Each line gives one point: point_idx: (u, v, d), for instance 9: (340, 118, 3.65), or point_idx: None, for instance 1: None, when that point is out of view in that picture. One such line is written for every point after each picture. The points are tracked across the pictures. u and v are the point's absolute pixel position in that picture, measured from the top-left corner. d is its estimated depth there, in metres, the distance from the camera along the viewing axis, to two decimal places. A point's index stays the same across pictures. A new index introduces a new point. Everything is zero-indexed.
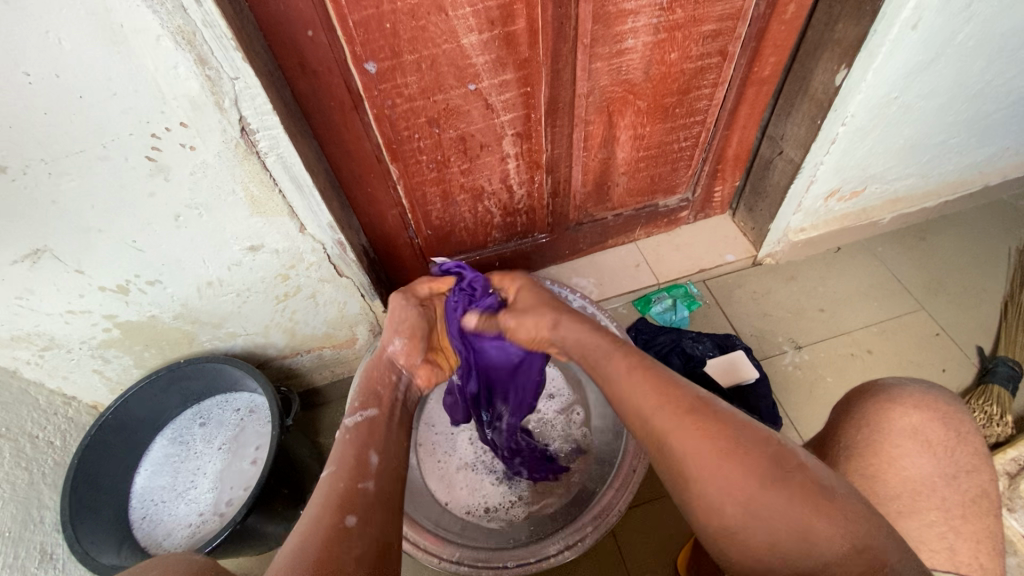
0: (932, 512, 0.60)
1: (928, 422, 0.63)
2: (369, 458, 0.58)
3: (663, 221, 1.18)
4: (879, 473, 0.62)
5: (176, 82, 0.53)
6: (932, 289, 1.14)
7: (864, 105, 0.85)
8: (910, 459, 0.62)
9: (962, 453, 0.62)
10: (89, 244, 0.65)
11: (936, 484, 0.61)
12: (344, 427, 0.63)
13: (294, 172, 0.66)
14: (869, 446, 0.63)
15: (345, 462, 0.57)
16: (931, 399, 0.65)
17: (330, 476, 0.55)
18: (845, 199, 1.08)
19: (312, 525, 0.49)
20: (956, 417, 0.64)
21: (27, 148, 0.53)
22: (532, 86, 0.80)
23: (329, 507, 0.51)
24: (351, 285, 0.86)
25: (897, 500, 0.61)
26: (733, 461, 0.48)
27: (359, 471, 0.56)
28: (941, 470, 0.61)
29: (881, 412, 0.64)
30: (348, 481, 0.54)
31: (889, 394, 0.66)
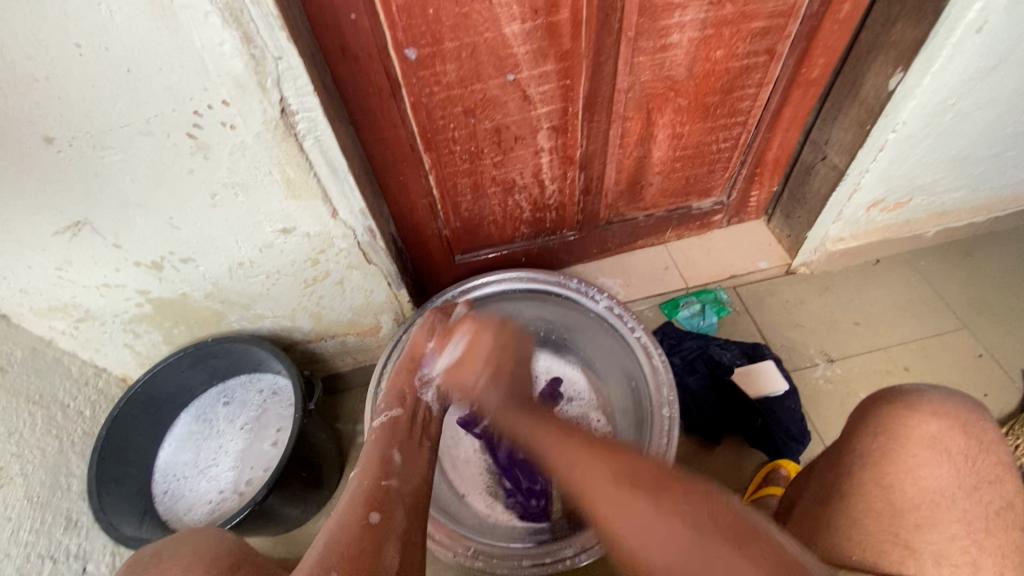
0: (953, 526, 0.56)
1: (949, 431, 0.60)
2: (392, 454, 0.62)
3: (696, 223, 1.16)
4: (895, 483, 0.59)
5: (220, 60, 0.53)
6: (977, 308, 1.10)
7: (918, 111, 0.82)
8: (928, 469, 0.58)
9: (985, 463, 0.59)
10: (127, 219, 0.66)
11: (956, 495, 0.57)
12: (372, 428, 0.68)
13: (330, 156, 0.66)
14: (885, 456, 0.60)
15: (370, 461, 0.61)
16: (951, 407, 0.62)
17: (356, 476, 0.59)
18: (889, 210, 1.04)
19: (340, 521, 0.52)
20: (974, 425, 0.61)
21: (74, 121, 0.54)
22: (572, 79, 0.78)
23: (356, 504, 0.54)
24: (379, 273, 0.86)
25: (914, 512, 0.57)
26: (625, 483, 0.52)
27: (383, 470, 0.59)
28: (961, 481, 0.58)
29: (901, 421, 0.61)
30: (371, 478, 0.58)
31: (907, 402, 0.63)
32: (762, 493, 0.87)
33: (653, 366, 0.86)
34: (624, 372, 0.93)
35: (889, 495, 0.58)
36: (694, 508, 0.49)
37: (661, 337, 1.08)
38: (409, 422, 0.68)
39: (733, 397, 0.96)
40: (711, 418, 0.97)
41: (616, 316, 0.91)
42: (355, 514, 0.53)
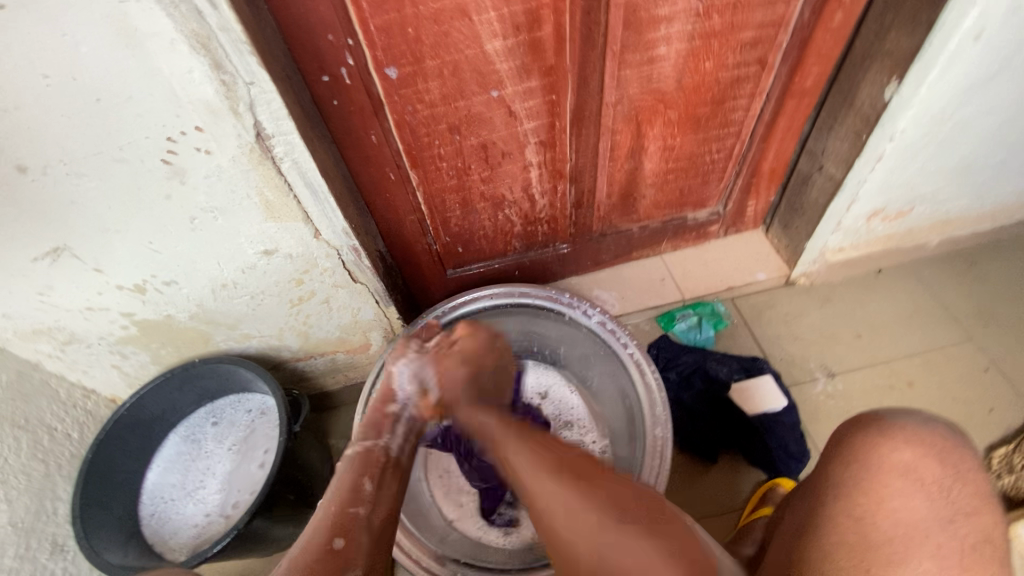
0: (924, 563, 0.54)
1: (922, 460, 0.57)
2: (362, 482, 0.59)
3: (692, 234, 1.14)
4: (868, 517, 0.56)
5: (191, 87, 0.52)
6: (982, 319, 1.07)
7: (915, 121, 0.79)
8: (902, 500, 0.56)
9: (962, 493, 0.56)
10: (106, 244, 0.65)
11: (930, 530, 0.55)
12: (344, 456, 0.64)
13: (309, 178, 0.65)
14: (859, 487, 0.57)
15: (339, 488, 0.58)
16: (925, 434, 0.59)
17: (325, 501, 0.57)
18: (889, 219, 1.01)
19: (301, 550, 0.51)
20: (950, 453, 0.58)
21: (46, 149, 0.54)
22: (557, 94, 0.77)
23: (322, 532, 0.53)
24: (365, 291, 0.85)
25: (888, 545, 0.55)
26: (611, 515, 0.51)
27: (352, 496, 0.57)
28: (933, 512, 0.55)
29: (871, 449, 0.58)
30: (340, 506, 0.56)
31: (880, 427, 0.60)
32: (756, 514, 0.85)
33: (648, 384, 0.84)
34: (618, 388, 0.91)
35: (861, 528, 0.55)
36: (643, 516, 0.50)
37: (656, 352, 1.06)
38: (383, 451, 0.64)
39: (728, 413, 0.94)
40: (707, 436, 0.94)
41: (607, 332, 0.90)
42: (319, 539, 0.52)
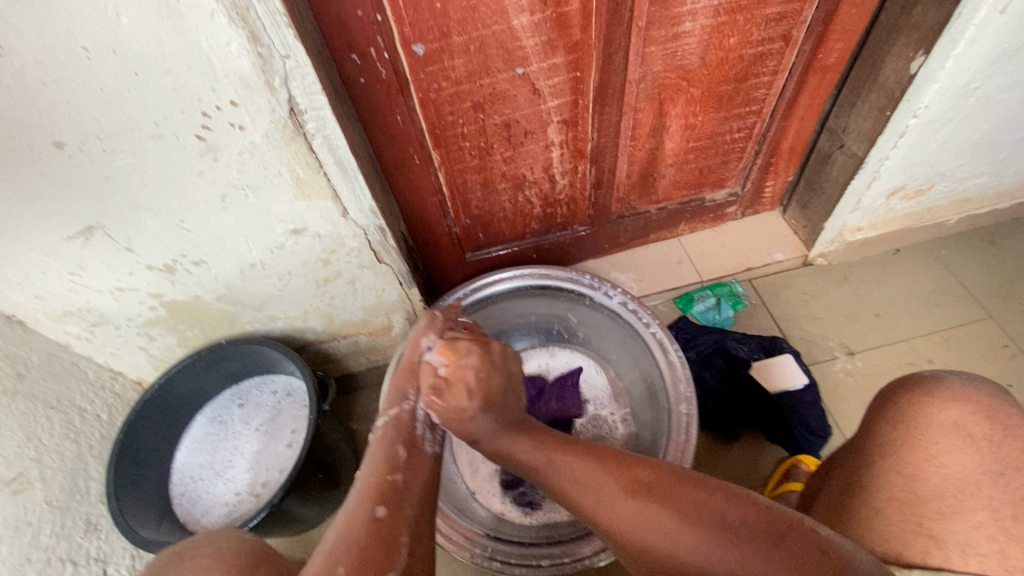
0: (979, 513, 0.53)
1: (970, 415, 0.58)
2: (396, 449, 0.61)
3: (709, 216, 1.14)
4: (918, 472, 0.57)
5: (228, 60, 0.52)
6: (1001, 296, 1.07)
7: (940, 96, 0.79)
8: (951, 456, 0.56)
9: (1012, 450, 0.55)
10: (139, 223, 0.66)
11: (982, 483, 0.55)
12: (376, 424, 0.66)
13: (339, 155, 0.65)
14: (905, 444, 0.58)
15: (375, 458, 0.60)
16: (972, 392, 0.59)
17: (363, 470, 0.58)
18: (909, 197, 1.01)
19: (350, 517, 0.51)
20: (999, 410, 0.58)
21: (84, 125, 0.54)
22: (582, 71, 0.77)
23: (365, 498, 0.53)
24: (390, 272, 0.85)
25: (940, 499, 0.55)
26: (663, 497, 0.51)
27: (388, 464, 0.59)
28: (985, 466, 0.55)
29: (917, 407, 0.60)
30: (378, 474, 0.57)
31: (925, 388, 0.61)
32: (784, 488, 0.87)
33: (671, 362, 0.85)
34: (641, 368, 0.91)
35: (911, 483, 0.56)
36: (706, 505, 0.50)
37: (675, 332, 1.06)
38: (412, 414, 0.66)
39: (751, 391, 0.94)
40: (730, 414, 0.95)
41: (630, 311, 0.90)
42: (364, 508, 0.52)
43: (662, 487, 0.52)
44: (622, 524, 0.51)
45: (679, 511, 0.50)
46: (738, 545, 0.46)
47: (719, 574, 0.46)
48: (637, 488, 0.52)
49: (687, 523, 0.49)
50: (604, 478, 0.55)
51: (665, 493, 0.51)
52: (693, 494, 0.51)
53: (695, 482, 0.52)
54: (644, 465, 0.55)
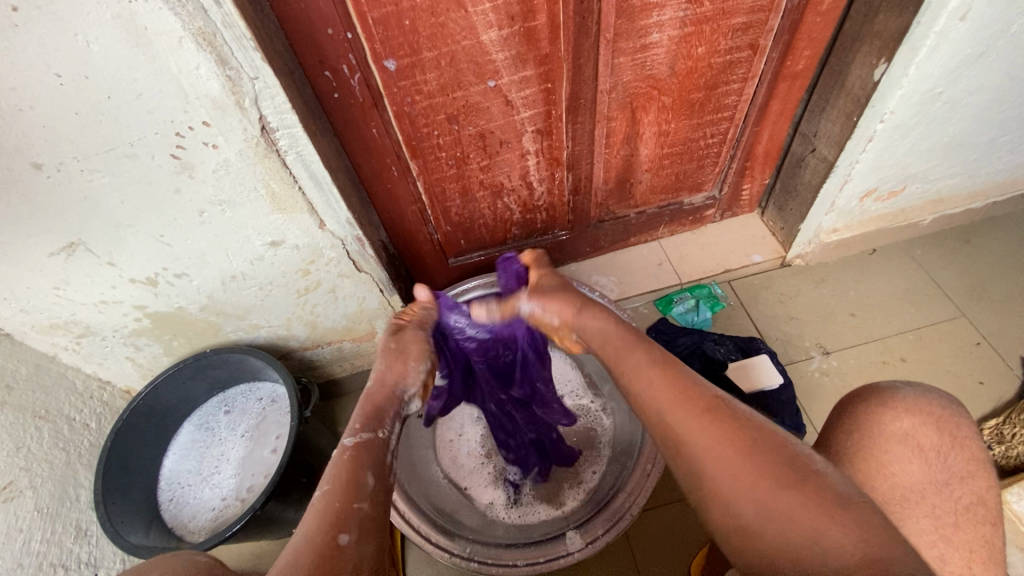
0: (924, 521, 0.58)
1: (921, 427, 0.61)
2: (367, 476, 0.55)
3: (689, 219, 1.16)
4: (869, 480, 0.59)
5: (198, 82, 0.54)
6: (975, 296, 1.09)
7: (905, 101, 0.81)
8: (901, 464, 0.59)
9: (957, 458, 0.60)
10: (120, 239, 0.67)
11: (927, 491, 0.59)
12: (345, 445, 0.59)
13: (313, 170, 0.67)
14: (858, 453, 0.60)
15: (340, 482, 0.54)
16: (925, 402, 0.62)
17: (323, 494, 0.53)
18: (883, 199, 1.03)
19: (304, 547, 0.47)
20: (949, 421, 0.62)
21: (60, 146, 0.56)
22: (553, 82, 0.78)
23: (323, 526, 0.49)
24: (370, 280, 0.87)
25: (885, 504, 0.58)
26: (735, 442, 0.49)
27: (353, 491, 0.54)
28: (932, 476, 0.59)
29: (873, 418, 0.62)
30: (342, 502, 0.52)
31: (882, 398, 0.63)
32: None
33: None
34: None
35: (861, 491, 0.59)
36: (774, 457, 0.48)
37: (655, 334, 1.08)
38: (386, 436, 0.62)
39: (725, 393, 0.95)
40: None
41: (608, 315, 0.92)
42: (323, 540, 0.48)
43: (750, 435, 0.50)
44: (710, 462, 0.49)
45: (756, 453, 0.49)
46: (784, 486, 0.47)
47: (799, 528, 0.45)
48: (731, 431, 0.50)
49: (765, 476, 0.47)
50: (693, 420, 0.52)
51: (750, 448, 0.49)
52: (768, 445, 0.49)
53: (775, 439, 0.50)
54: (737, 419, 0.51)
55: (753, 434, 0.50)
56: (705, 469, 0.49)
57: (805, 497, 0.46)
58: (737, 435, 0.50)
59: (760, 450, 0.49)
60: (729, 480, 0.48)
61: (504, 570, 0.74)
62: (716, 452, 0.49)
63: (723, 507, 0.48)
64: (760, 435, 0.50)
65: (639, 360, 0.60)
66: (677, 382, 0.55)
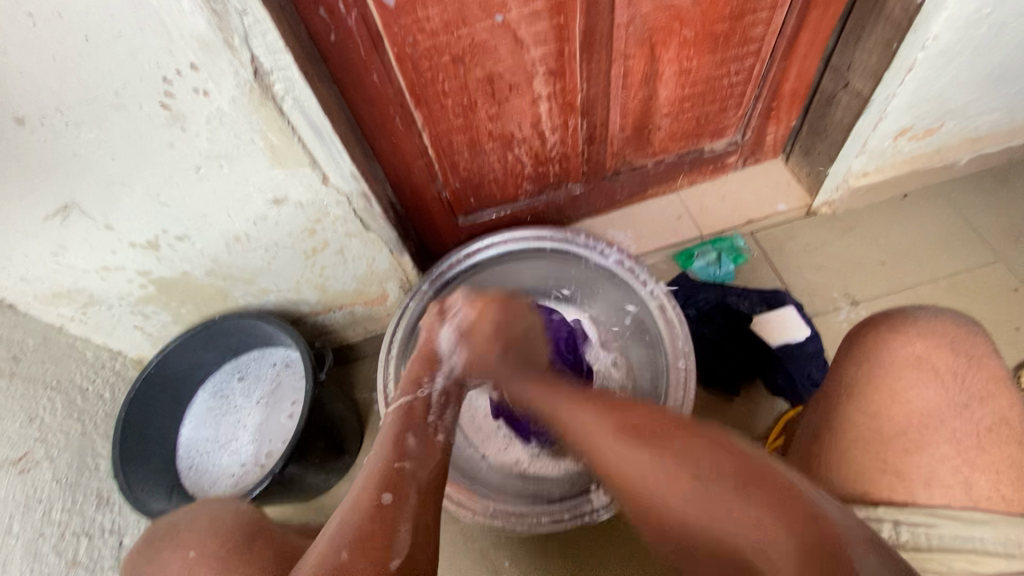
0: (943, 446, 0.54)
1: (934, 350, 0.58)
2: (406, 438, 0.56)
3: (709, 167, 1.10)
4: (882, 411, 0.57)
5: (182, 21, 0.49)
6: (1012, 238, 1.03)
7: (951, 24, 0.74)
8: (916, 391, 0.57)
9: (975, 380, 0.57)
10: (115, 200, 0.64)
11: (945, 416, 0.55)
12: (389, 410, 0.62)
13: (313, 118, 0.63)
14: (871, 384, 0.58)
15: (383, 444, 0.56)
16: (938, 326, 0.60)
17: (371, 455, 0.54)
18: (918, 137, 0.96)
19: (352, 501, 0.49)
20: (964, 342, 0.59)
21: (41, 98, 0.52)
22: (566, 16, 0.72)
23: (367, 486, 0.50)
24: (379, 240, 0.84)
25: (902, 437, 0.55)
26: (651, 446, 0.48)
27: (396, 452, 0.54)
28: (949, 399, 0.56)
29: (884, 346, 0.60)
30: (386, 459, 0.53)
31: (893, 326, 0.61)
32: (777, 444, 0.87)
33: (668, 318, 0.83)
34: (639, 323, 0.90)
35: (876, 423, 0.56)
36: (699, 451, 0.47)
37: (676, 289, 1.03)
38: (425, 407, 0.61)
39: (748, 343, 0.94)
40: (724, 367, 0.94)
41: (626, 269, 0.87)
42: (366, 495, 0.49)
43: (672, 438, 0.48)
44: (626, 470, 0.48)
45: (682, 456, 0.46)
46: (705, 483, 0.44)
47: (722, 525, 0.42)
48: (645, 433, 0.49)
49: (681, 464, 0.46)
50: (609, 432, 0.50)
51: (664, 441, 0.48)
52: (692, 439, 0.48)
53: (689, 433, 0.49)
54: (649, 420, 0.51)
55: (680, 435, 0.48)
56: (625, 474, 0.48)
57: (733, 489, 0.43)
58: (656, 439, 0.48)
59: (674, 443, 0.48)
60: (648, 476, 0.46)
61: (528, 528, 0.73)
62: (634, 460, 0.48)
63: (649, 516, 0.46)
64: (682, 432, 0.49)
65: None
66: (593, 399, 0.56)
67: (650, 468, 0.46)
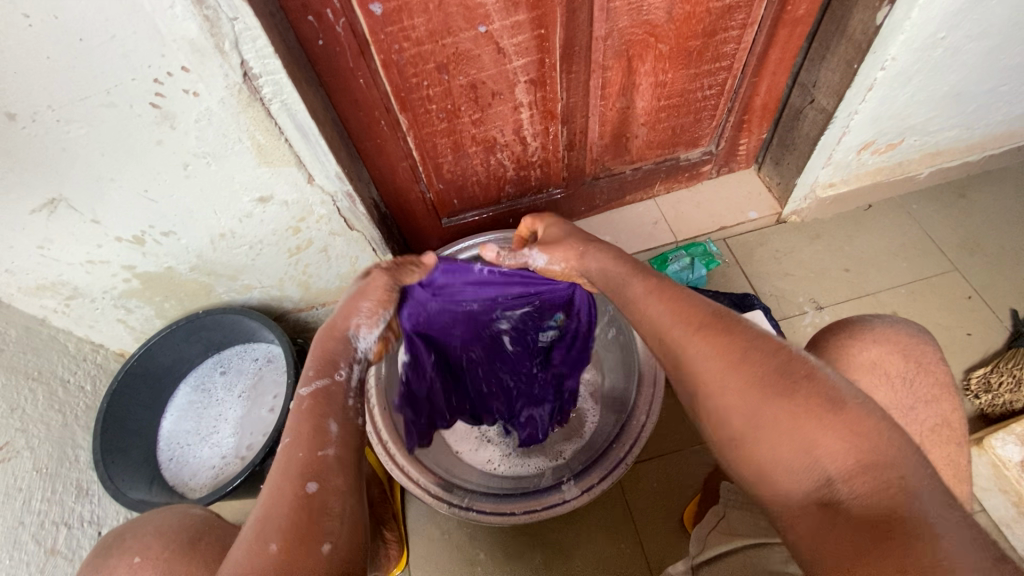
0: None
1: (887, 355, 0.62)
2: (327, 424, 0.52)
3: (684, 175, 1.14)
4: None
5: (174, 24, 0.51)
6: (968, 250, 1.09)
7: (907, 47, 0.79)
8: (869, 393, 0.60)
9: (921, 384, 0.61)
10: (103, 195, 0.66)
11: (893, 417, 0.59)
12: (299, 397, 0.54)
13: (299, 120, 0.65)
14: None
15: (300, 427, 0.52)
16: (892, 333, 0.63)
17: (287, 445, 0.50)
18: (880, 152, 1.01)
19: (275, 495, 0.47)
20: (916, 349, 0.63)
21: (33, 95, 0.53)
22: (546, 28, 0.75)
23: (290, 477, 0.47)
24: (362, 239, 0.86)
25: None
26: (728, 358, 0.48)
27: (318, 439, 0.51)
28: (898, 401, 0.60)
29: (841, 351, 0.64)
30: (306, 448, 0.49)
31: (851, 332, 0.64)
32: None
33: None
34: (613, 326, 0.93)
35: None
36: (772, 365, 0.47)
37: None
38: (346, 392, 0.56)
39: None
40: None
41: None
42: (290, 487, 0.47)
43: (748, 350, 0.49)
44: (708, 379, 0.49)
45: (758, 365, 0.47)
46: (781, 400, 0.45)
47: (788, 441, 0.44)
48: (723, 340, 0.50)
49: (760, 376, 0.47)
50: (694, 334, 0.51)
51: (747, 353, 0.48)
52: (764, 348, 0.48)
53: (773, 350, 0.48)
54: (742, 336, 0.49)
55: (748, 340, 0.49)
56: (704, 386, 0.49)
57: (808, 411, 0.44)
58: (726, 342, 0.49)
59: (757, 357, 0.48)
60: (725, 391, 0.48)
61: (502, 518, 0.76)
62: (716, 369, 0.49)
63: (722, 426, 0.48)
64: (755, 341, 0.49)
65: (637, 290, 0.59)
66: (679, 303, 0.55)
67: (733, 376, 0.48)
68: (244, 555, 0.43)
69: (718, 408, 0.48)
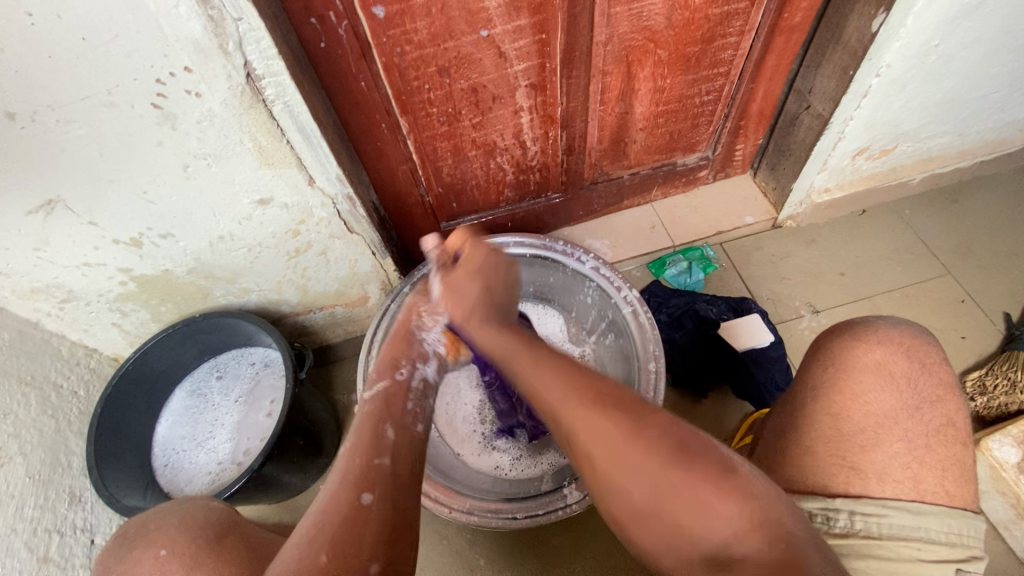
0: (896, 445, 0.58)
1: (893, 357, 0.63)
2: (384, 430, 0.56)
3: (681, 180, 1.15)
4: (843, 411, 0.61)
5: (178, 23, 0.51)
6: (961, 254, 1.10)
7: (901, 54, 0.80)
8: (874, 393, 0.61)
9: (924, 384, 0.62)
10: (101, 196, 0.65)
11: (898, 416, 0.60)
12: (361, 401, 0.61)
13: (301, 122, 0.65)
14: (833, 385, 0.63)
15: (362, 435, 0.55)
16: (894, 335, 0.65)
17: (349, 446, 0.54)
18: (874, 157, 1.03)
19: (331, 496, 0.50)
20: (917, 349, 0.63)
21: (34, 94, 0.53)
22: (547, 33, 0.76)
23: (344, 484, 0.50)
24: (362, 242, 0.86)
25: (860, 435, 0.59)
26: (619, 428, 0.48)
27: (375, 447, 0.54)
28: (903, 401, 0.60)
29: (844, 353, 0.64)
30: (363, 457, 0.52)
31: (855, 333, 0.66)
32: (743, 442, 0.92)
33: (641, 322, 0.86)
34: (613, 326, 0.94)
35: (837, 422, 0.60)
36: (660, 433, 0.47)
37: (648, 296, 1.07)
38: (401, 395, 0.61)
39: (719, 351, 0.98)
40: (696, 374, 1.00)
41: (602, 275, 0.91)
42: (345, 496, 0.49)
43: (637, 417, 0.48)
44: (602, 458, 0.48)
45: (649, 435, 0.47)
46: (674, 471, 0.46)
47: (691, 511, 0.45)
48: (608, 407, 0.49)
49: (654, 451, 0.46)
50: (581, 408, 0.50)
51: (637, 423, 0.48)
52: (652, 418, 0.48)
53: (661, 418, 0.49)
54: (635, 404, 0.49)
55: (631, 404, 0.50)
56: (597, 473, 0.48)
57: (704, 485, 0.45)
58: (615, 411, 0.49)
59: (645, 428, 0.48)
60: (621, 474, 0.46)
61: (503, 523, 0.75)
62: (608, 445, 0.47)
63: (625, 510, 0.47)
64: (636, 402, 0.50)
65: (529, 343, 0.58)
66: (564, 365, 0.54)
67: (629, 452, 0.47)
68: (290, 561, 0.46)
69: (610, 485, 0.47)
